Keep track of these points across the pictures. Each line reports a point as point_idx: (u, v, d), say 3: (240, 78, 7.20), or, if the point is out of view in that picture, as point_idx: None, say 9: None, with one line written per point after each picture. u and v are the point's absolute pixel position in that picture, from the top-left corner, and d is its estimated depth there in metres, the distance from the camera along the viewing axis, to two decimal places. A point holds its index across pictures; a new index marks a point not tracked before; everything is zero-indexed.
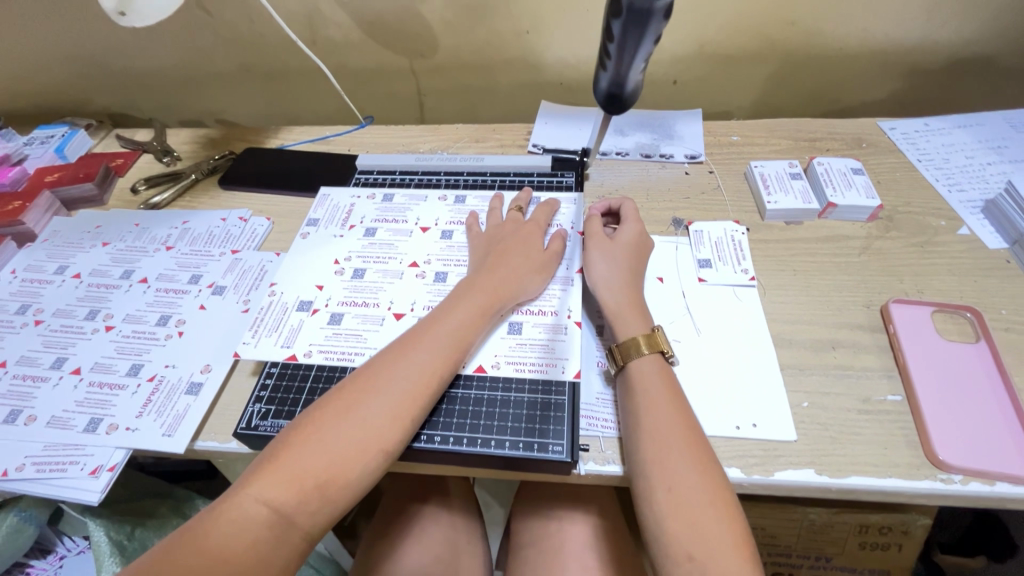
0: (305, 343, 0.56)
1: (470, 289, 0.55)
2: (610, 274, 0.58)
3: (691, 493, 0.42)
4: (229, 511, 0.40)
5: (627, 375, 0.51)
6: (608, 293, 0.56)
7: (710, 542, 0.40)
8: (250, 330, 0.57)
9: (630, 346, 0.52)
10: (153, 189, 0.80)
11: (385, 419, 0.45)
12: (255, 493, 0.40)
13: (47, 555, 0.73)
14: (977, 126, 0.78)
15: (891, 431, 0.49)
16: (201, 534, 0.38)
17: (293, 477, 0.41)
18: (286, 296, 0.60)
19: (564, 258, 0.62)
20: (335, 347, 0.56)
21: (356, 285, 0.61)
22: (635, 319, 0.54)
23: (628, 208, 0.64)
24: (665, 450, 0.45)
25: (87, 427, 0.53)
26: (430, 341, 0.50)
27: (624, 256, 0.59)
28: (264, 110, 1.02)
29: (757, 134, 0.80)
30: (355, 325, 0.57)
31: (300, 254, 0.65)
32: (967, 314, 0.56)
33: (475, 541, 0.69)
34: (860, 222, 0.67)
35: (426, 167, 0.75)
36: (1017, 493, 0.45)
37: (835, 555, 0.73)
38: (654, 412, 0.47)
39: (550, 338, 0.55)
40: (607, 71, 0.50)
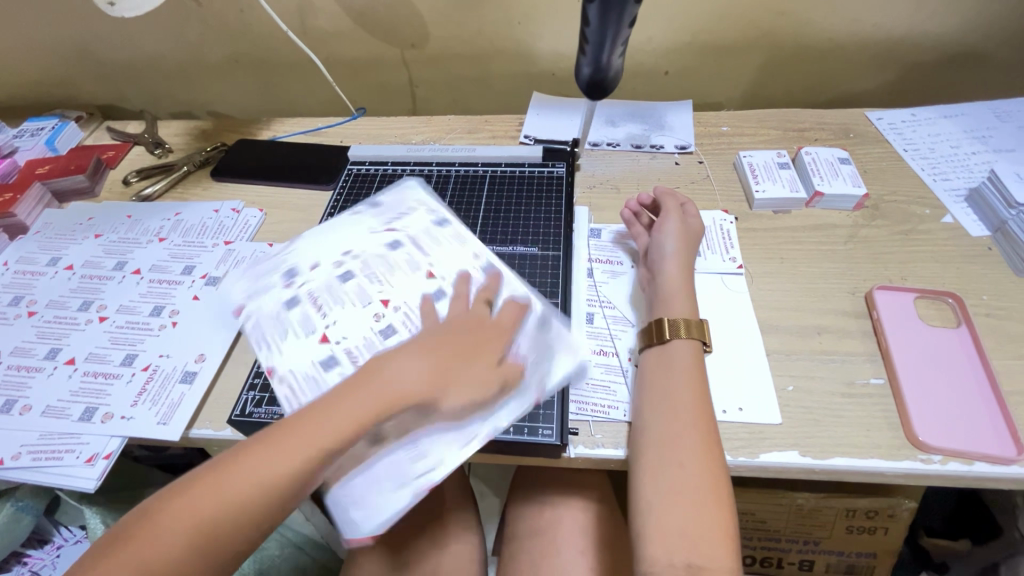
0: (256, 308, 0.57)
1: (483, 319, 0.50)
2: (676, 259, 0.58)
3: (693, 479, 0.43)
4: (183, 513, 0.37)
5: (665, 350, 0.52)
6: (671, 272, 0.57)
7: (701, 526, 0.41)
8: (247, 274, 0.60)
9: (676, 325, 0.52)
10: (145, 181, 0.80)
11: (340, 445, 0.41)
12: (211, 500, 0.37)
13: (44, 545, 0.73)
14: (963, 116, 0.79)
15: (873, 413, 0.50)
16: (155, 530, 0.36)
17: (246, 489, 0.38)
18: (291, 257, 0.61)
19: (525, 380, 0.48)
20: (263, 328, 0.55)
21: (334, 287, 0.57)
22: (688, 301, 0.55)
23: (692, 207, 0.64)
24: (677, 436, 0.45)
25: (82, 416, 0.54)
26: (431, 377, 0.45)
27: (687, 243, 0.60)
28: (255, 102, 1.02)
29: (746, 125, 0.80)
30: (294, 322, 0.55)
31: (323, 234, 0.63)
32: (948, 300, 0.58)
33: (469, 525, 0.69)
34: (847, 211, 0.68)
35: (418, 158, 0.76)
36: (994, 472, 0.47)
37: (823, 539, 0.75)
38: (672, 399, 0.48)
39: (524, 360, 0.51)
40: (587, 57, 0.52)
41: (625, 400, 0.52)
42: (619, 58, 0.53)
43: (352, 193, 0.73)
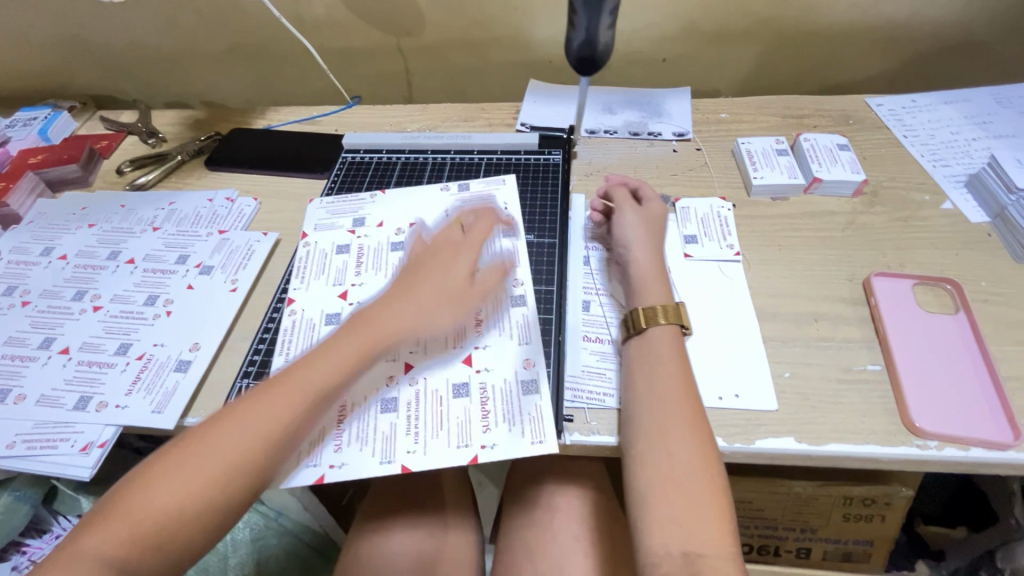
0: (317, 242, 0.65)
1: (424, 276, 0.54)
2: (644, 245, 0.58)
3: (684, 467, 0.43)
4: (149, 497, 0.39)
5: (643, 339, 0.52)
6: (639, 258, 0.57)
7: (696, 513, 0.41)
8: (324, 219, 0.67)
9: (653, 313, 0.52)
10: (138, 170, 0.80)
11: (289, 410, 0.43)
12: (175, 483, 0.39)
13: (43, 535, 0.72)
14: (963, 102, 0.78)
15: (870, 399, 0.50)
16: (127, 516, 0.38)
17: (188, 482, 0.39)
18: (368, 210, 0.67)
19: (512, 418, 0.49)
20: (308, 261, 0.63)
21: (381, 257, 0.62)
22: (661, 287, 0.55)
23: (648, 189, 0.65)
24: (663, 426, 0.45)
25: (77, 404, 0.53)
26: (377, 332, 0.48)
27: (648, 228, 0.60)
28: (250, 92, 1.01)
29: (744, 112, 0.80)
30: (335, 265, 0.62)
31: (384, 205, 0.67)
32: (946, 286, 0.57)
33: (466, 515, 0.69)
34: (846, 197, 0.67)
35: (413, 146, 0.75)
36: (991, 457, 0.46)
37: (820, 527, 0.75)
38: (657, 389, 0.48)
39: (518, 396, 0.50)
40: (577, 30, 0.51)
41: None
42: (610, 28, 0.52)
43: (346, 181, 0.72)
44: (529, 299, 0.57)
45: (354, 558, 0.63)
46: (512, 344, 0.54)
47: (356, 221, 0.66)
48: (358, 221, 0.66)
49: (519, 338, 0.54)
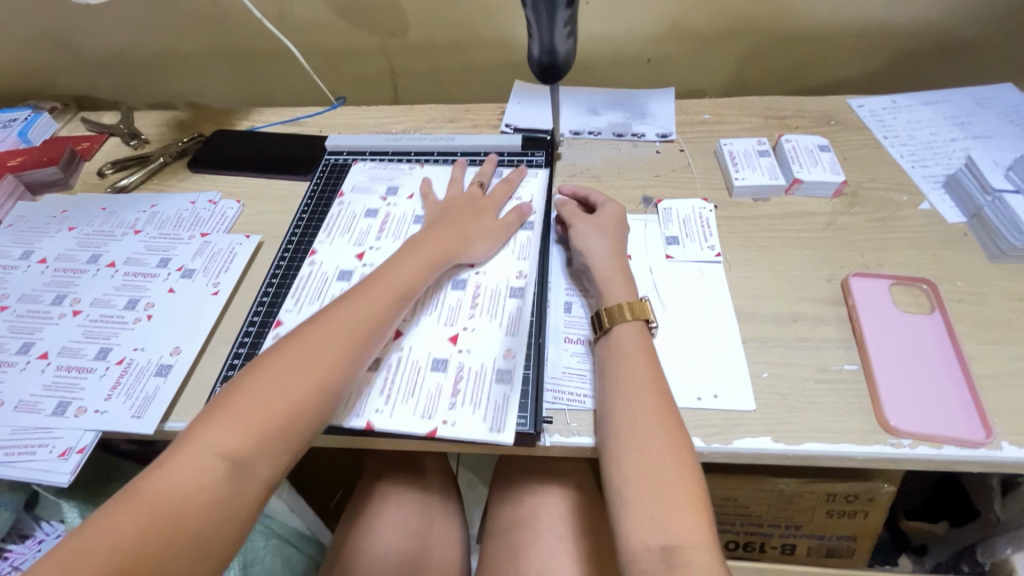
0: (353, 202, 0.69)
1: (417, 246, 0.58)
2: (603, 251, 0.58)
3: (656, 462, 0.43)
4: (184, 456, 0.40)
5: (610, 341, 0.52)
6: (599, 259, 0.58)
7: (672, 507, 0.41)
8: (364, 182, 0.72)
9: (616, 311, 0.53)
10: (120, 172, 0.79)
11: (322, 359, 0.47)
12: (208, 439, 0.41)
13: (25, 539, 0.71)
14: (943, 103, 0.79)
15: (846, 399, 0.51)
16: (159, 481, 0.39)
17: (237, 434, 0.41)
18: (406, 182, 0.71)
19: (479, 398, 0.50)
20: (339, 220, 0.67)
21: (401, 227, 0.66)
22: (624, 287, 0.55)
23: (597, 193, 0.65)
24: (635, 422, 0.46)
25: (56, 410, 0.53)
26: (380, 292, 0.53)
27: (604, 230, 0.60)
28: (234, 92, 1.00)
29: (728, 113, 0.80)
30: (362, 227, 0.66)
31: (416, 180, 0.71)
32: (923, 286, 0.58)
33: (452, 515, 0.70)
34: (826, 198, 0.68)
35: (396, 147, 0.75)
36: (964, 455, 0.47)
37: (804, 523, 0.76)
38: (627, 385, 0.48)
39: (490, 381, 0.51)
40: (534, 41, 0.51)
41: None
42: (570, 38, 0.52)
43: (329, 184, 0.72)
44: (528, 292, 0.58)
45: (339, 560, 0.63)
46: (498, 332, 0.55)
47: (389, 189, 0.70)
48: (391, 189, 0.70)
49: (501, 322, 0.55)
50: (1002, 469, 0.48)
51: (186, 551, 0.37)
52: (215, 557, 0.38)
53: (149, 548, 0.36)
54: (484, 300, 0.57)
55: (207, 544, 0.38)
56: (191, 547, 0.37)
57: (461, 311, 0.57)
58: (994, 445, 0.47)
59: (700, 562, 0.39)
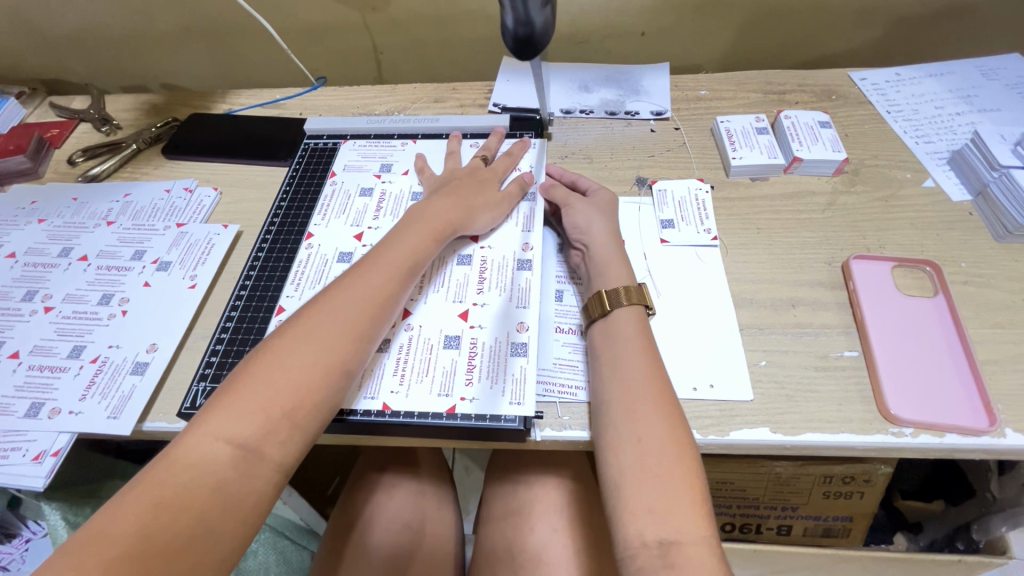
0: (347, 180, 0.66)
1: (419, 218, 0.54)
2: (601, 230, 0.56)
3: (655, 453, 0.42)
4: (189, 445, 0.37)
5: (608, 322, 0.50)
6: (597, 240, 0.56)
7: (670, 497, 0.40)
8: (357, 160, 0.69)
9: (615, 295, 0.51)
10: (92, 160, 0.76)
11: (326, 339, 0.43)
12: (215, 427, 0.38)
13: (12, 539, 0.72)
14: (948, 74, 0.76)
15: (846, 386, 0.49)
16: (165, 471, 0.36)
17: (243, 422, 0.39)
18: (399, 157, 0.68)
19: (500, 375, 0.49)
20: (335, 199, 0.64)
21: (398, 206, 0.63)
22: (623, 269, 0.54)
23: (582, 177, 0.64)
24: (630, 412, 0.44)
25: (28, 411, 0.51)
26: (385, 266, 0.50)
27: (597, 210, 0.58)
28: (211, 74, 0.96)
29: (725, 88, 0.77)
30: (359, 205, 0.63)
31: (411, 155, 0.68)
32: (926, 268, 0.56)
33: (446, 505, 0.69)
34: (826, 176, 0.66)
35: (379, 129, 0.71)
36: (966, 443, 0.46)
37: (800, 504, 0.75)
38: (623, 374, 0.47)
39: (504, 356, 0.50)
40: (508, 10, 0.47)
41: None
42: (546, 7, 0.47)
43: (309, 168, 0.68)
44: (536, 263, 0.56)
45: (332, 553, 0.62)
46: (510, 306, 0.53)
47: (384, 166, 0.68)
48: (386, 166, 0.67)
49: (508, 295, 0.54)
50: (1006, 457, 0.46)
51: (200, 542, 0.35)
52: (228, 546, 0.36)
53: (159, 541, 0.34)
54: (491, 274, 0.56)
55: (220, 537, 0.36)
56: (203, 538, 0.35)
57: (469, 286, 0.55)
58: (998, 432, 0.46)
59: (698, 556, 0.38)
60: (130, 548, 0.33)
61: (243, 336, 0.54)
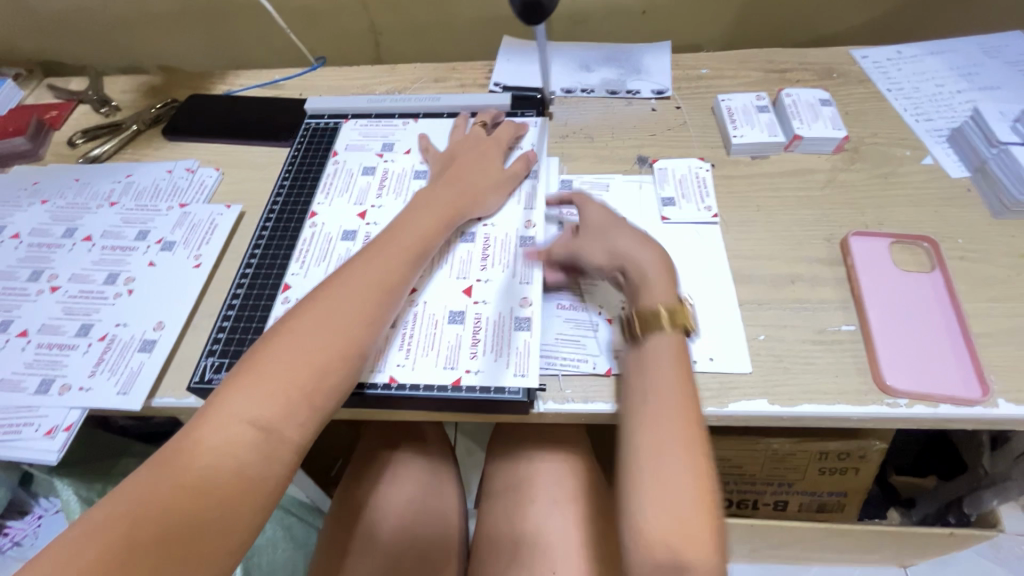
0: (349, 160, 0.66)
1: (427, 202, 0.55)
2: (632, 245, 0.51)
3: (676, 476, 0.40)
4: (209, 427, 0.38)
5: (644, 347, 0.47)
6: (630, 268, 0.50)
7: (685, 523, 0.39)
8: (359, 140, 0.69)
9: (653, 318, 0.47)
10: (92, 142, 0.75)
11: (339, 325, 0.44)
12: (235, 409, 0.39)
13: (25, 516, 0.76)
14: (949, 52, 0.76)
15: (843, 359, 0.50)
16: (183, 454, 0.37)
17: (261, 406, 0.39)
18: (400, 136, 0.68)
19: (505, 349, 0.50)
20: (337, 179, 0.64)
21: (400, 185, 0.63)
22: (665, 284, 0.49)
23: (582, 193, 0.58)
24: (660, 446, 0.42)
25: (39, 388, 0.52)
26: (396, 249, 0.50)
27: (615, 230, 0.53)
28: (207, 54, 0.95)
29: (726, 67, 0.77)
30: (361, 184, 0.64)
31: (414, 135, 0.68)
32: (923, 244, 0.57)
33: (449, 482, 0.70)
34: (826, 154, 0.66)
35: (380, 109, 0.71)
36: (958, 413, 0.47)
37: (796, 480, 0.77)
38: (655, 404, 0.44)
39: (509, 330, 0.51)
40: None
41: (595, 354, 0.51)
42: None
43: (310, 148, 0.68)
44: (538, 239, 0.57)
45: (340, 529, 0.63)
46: (513, 282, 0.54)
47: (386, 145, 0.68)
48: (388, 145, 0.68)
49: (511, 271, 0.55)
50: (997, 426, 0.48)
51: (220, 524, 0.36)
52: (249, 524, 0.37)
53: (175, 526, 0.35)
54: (494, 251, 0.56)
55: (241, 517, 0.37)
56: (225, 518, 0.36)
57: (473, 263, 0.55)
58: (991, 402, 0.47)
59: None
60: (156, 531, 0.34)
61: (249, 314, 0.54)
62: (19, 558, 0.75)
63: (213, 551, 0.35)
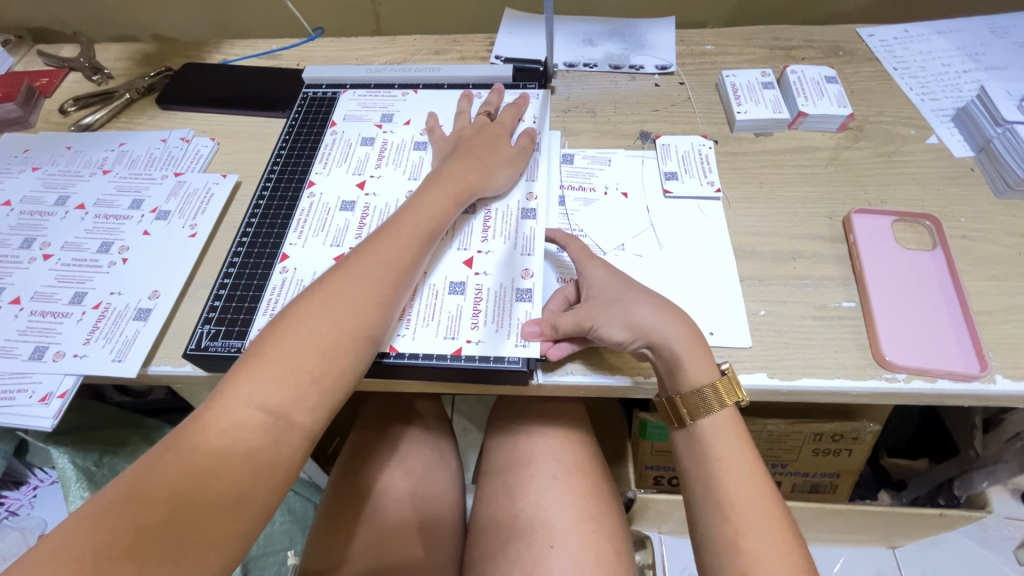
0: (347, 130, 0.65)
1: (437, 181, 0.54)
2: (658, 315, 0.46)
3: (743, 503, 0.42)
4: (220, 411, 0.38)
5: (695, 428, 0.46)
6: (666, 345, 0.46)
7: (763, 549, 0.40)
8: (358, 111, 0.67)
9: (699, 401, 0.45)
10: (84, 110, 0.74)
11: (348, 309, 0.43)
12: (246, 393, 0.39)
13: (20, 486, 0.77)
14: (957, 32, 0.75)
15: (843, 335, 0.50)
16: (195, 438, 0.37)
17: (270, 392, 0.39)
18: (397, 108, 0.67)
19: (507, 322, 0.50)
20: (335, 150, 0.63)
21: (398, 157, 0.62)
22: (703, 356, 0.46)
23: (576, 246, 0.52)
24: (740, 536, 0.40)
25: (32, 354, 0.51)
26: (406, 230, 0.49)
27: (632, 297, 0.47)
28: (201, 22, 0.93)
29: (731, 43, 0.76)
30: (360, 155, 0.63)
31: (413, 106, 0.67)
32: (925, 223, 0.57)
33: (447, 457, 0.70)
34: (830, 132, 0.65)
35: (379, 79, 0.70)
36: (956, 388, 0.47)
37: (790, 461, 0.77)
38: (727, 486, 0.42)
39: (510, 300, 0.51)
40: None
41: None
42: None
43: (308, 118, 0.67)
44: (540, 211, 0.56)
45: (337, 504, 0.63)
46: (514, 254, 0.53)
47: (385, 116, 0.66)
48: (387, 117, 0.66)
49: (512, 243, 0.54)
50: (993, 402, 0.48)
51: (231, 507, 0.36)
52: (261, 498, 0.38)
53: (187, 511, 0.35)
54: (495, 223, 0.56)
55: (251, 498, 0.37)
56: (235, 501, 0.36)
57: (474, 234, 0.55)
58: (988, 378, 0.47)
59: None
60: (164, 513, 0.34)
61: (246, 283, 0.54)
62: (16, 527, 0.75)
63: (222, 534, 0.35)
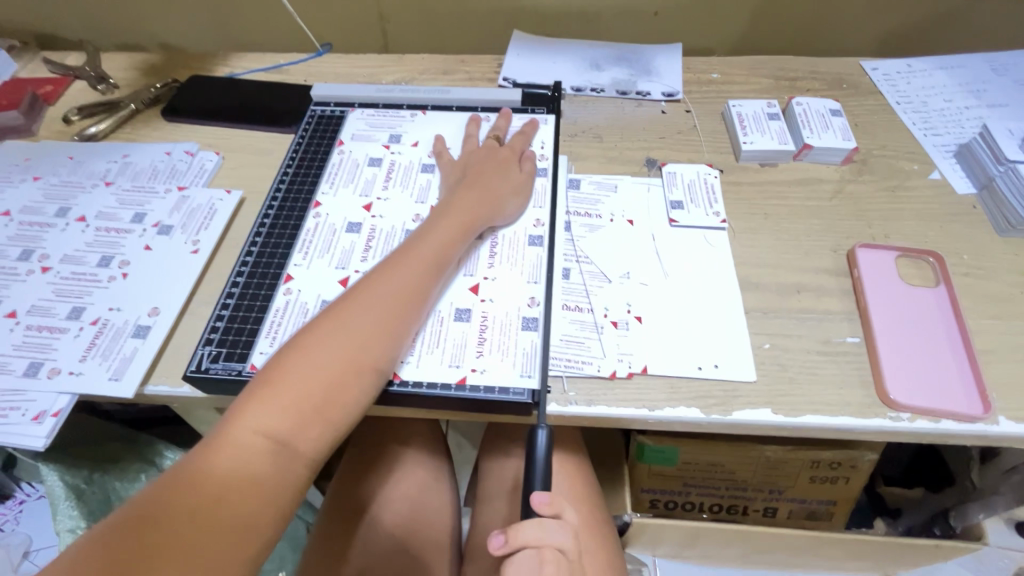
0: (357, 149, 0.65)
1: (446, 210, 0.54)
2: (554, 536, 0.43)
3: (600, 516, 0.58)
4: (225, 438, 0.37)
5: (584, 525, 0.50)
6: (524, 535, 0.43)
7: None
8: (365, 131, 0.67)
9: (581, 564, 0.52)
10: (87, 119, 0.73)
11: (356, 340, 0.43)
12: (253, 421, 0.38)
13: (7, 500, 0.76)
14: (958, 68, 0.76)
15: (847, 370, 0.50)
16: (201, 464, 0.36)
17: (275, 422, 0.39)
18: (405, 129, 0.67)
19: (514, 351, 0.49)
20: (342, 169, 0.63)
21: (405, 179, 0.62)
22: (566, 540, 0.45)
23: None
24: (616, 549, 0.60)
25: (27, 371, 0.50)
26: (415, 259, 0.49)
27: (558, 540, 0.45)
28: (209, 33, 0.93)
29: (736, 72, 0.76)
30: (368, 175, 0.63)
31: (421, 127, 0.67)
32: (929, 259, 0.57)
33: (443, 480, 0.69)
34: (834, 164, 0.66)
35: (387, 99, 0.70)
36: (960, 429, 0.47)
37: (787, 488, 0.76)
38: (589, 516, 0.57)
39: (516, 329, 0.51)
40: None
41: (601, 356, 0.51)
42: None
43: (315, 136, 0.67)
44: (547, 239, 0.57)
45: (331, 527, 0.61)
46: (521, 281, 0.54)
47: (393, 136, 0.66)
48: (395, 137, 0.66)
49: (519, 270, 0.54)
50: (995, 443, 0.48)
51: (233, 538, 0.35)
52: (265, 529, 0.37)
53: (192, 536, 0.34)
54: (502, 249, 0.56)
55: (255, 527, 0.36)
56: (239, 531, 0.35)
57: (481, 260, 0.55)
58: (991, 419, 0.47)
59: None
60: (169, 537, 0.33)
61: (248, 303, 0.53)
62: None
63: (223, 563, 0.34)
